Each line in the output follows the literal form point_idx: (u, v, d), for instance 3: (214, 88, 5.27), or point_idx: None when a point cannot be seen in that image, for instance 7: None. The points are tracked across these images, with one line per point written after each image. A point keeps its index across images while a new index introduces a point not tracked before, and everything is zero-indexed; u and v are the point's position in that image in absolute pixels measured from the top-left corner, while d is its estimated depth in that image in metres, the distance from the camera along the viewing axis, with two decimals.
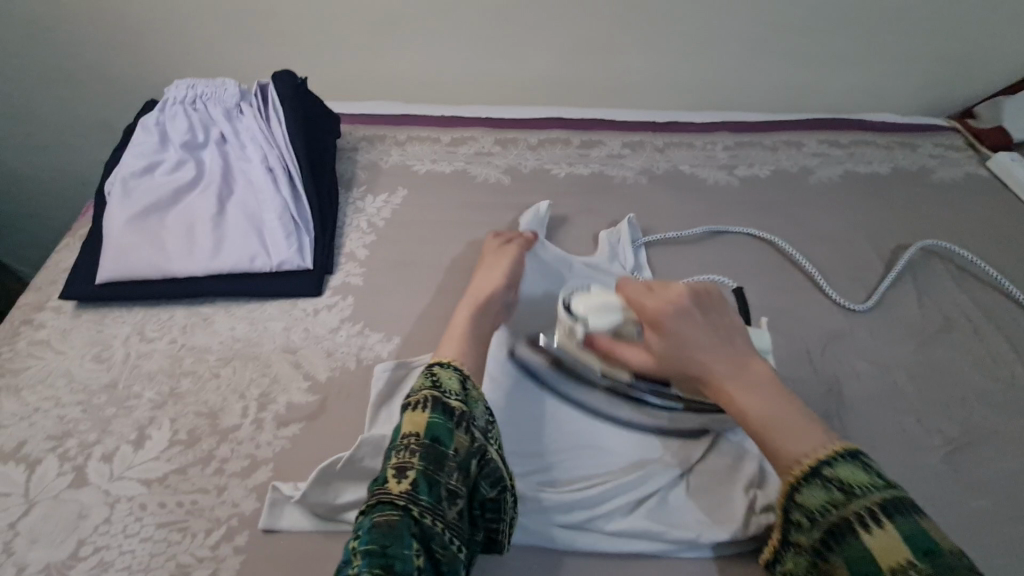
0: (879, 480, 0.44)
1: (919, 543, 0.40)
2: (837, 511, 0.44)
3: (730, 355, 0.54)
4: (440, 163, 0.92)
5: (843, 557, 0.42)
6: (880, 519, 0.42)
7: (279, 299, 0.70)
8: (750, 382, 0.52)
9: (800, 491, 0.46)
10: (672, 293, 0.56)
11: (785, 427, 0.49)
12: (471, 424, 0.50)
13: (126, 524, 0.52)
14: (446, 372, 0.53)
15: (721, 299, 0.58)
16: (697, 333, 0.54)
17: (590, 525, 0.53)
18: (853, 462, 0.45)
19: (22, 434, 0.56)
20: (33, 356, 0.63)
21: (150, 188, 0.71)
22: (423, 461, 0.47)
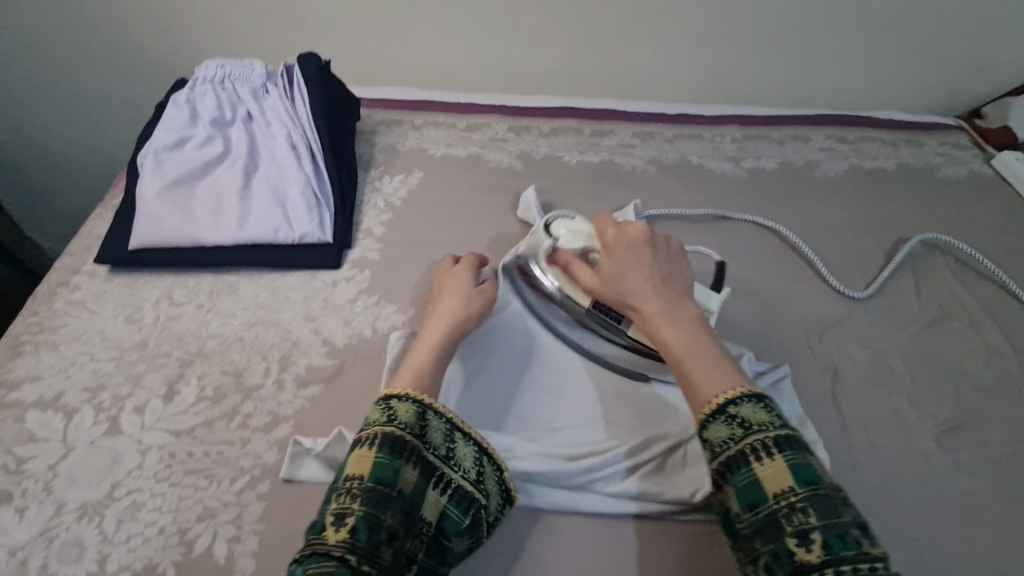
0: (777, 418, 0.46)
1: (805, 475, 0.43)
2: (735, 444, 0.45)
3: (670, 292, 0.56)
4: (455, 147, 0.95)
5: (735, 486, 0.44)
6: (772, 451, 0.44)
7: (300, 271, 0.74)
8: (678, 316, 0.54)
9: (706, 425, 0.47)
10: (632, 229, 0.60)
11: (698, 360, 0.51)
12: (423, 459, 0.46)
13: (156, 470, 0.55)
14: (402, 403, 0.49)
15: (681, 252, 0.61)
16: (640, 264, 0.57)
17: (591, 486, 0.57)
18: (757, 401, 0.47)
19: (60, 385, 0.60)
20: (69, 315, 0.66)
21: (180, 161, 0.75)
22: (367, 504, 0.42)
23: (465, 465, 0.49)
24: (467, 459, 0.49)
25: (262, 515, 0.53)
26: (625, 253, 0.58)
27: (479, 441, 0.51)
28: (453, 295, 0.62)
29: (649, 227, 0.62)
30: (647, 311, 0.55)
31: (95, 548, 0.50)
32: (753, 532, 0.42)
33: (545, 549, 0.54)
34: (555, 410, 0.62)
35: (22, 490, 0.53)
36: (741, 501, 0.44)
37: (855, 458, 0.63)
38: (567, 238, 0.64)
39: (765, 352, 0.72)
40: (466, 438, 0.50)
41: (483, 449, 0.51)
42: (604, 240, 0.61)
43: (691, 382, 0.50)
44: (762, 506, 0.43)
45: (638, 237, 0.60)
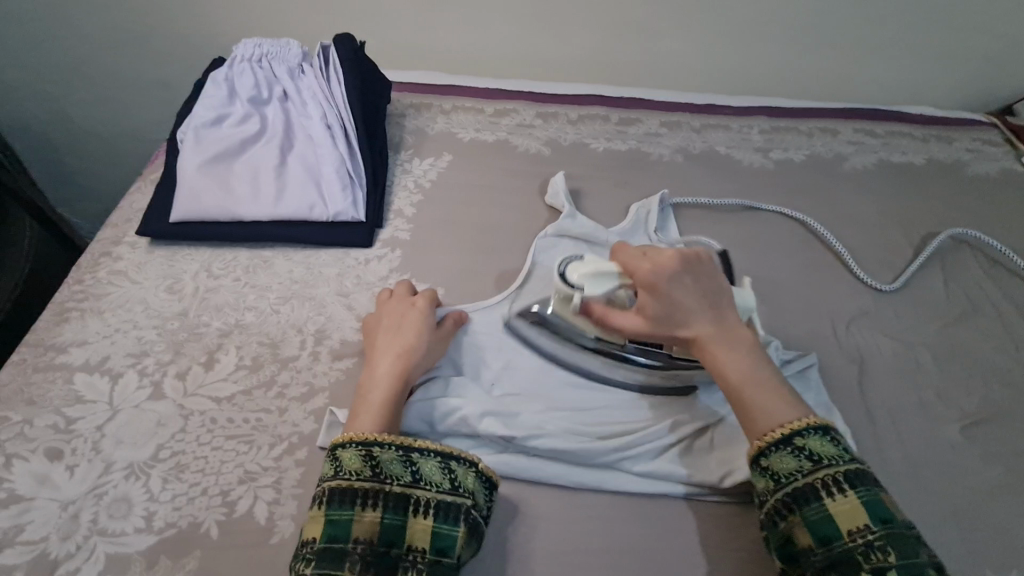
0: (845, 453, 0.49)
1: (878, 513, 0.45)
2: (803, 477, 0.48)
3: (718, 320, 0.57)
4: (484, 132, 0.95)
5: (806, 520, 0.46)
6: (844, 488, 0.47)
7: (332, 248, 0.75)
8: (731, 343, 0.56)
9: (770, 455, 0.50)
10: (665, 258, 0.58)
11: (761, 394, 0.53)
12: (373, 499, 0.48)
13: (198, 434, 0.57)
14: (345, 452, 0.50)
15: (713, 266, 0.61)
16: (689, 294, 0.57)
17: (618, 465, 0.57)
18: (824, 435, 0.49)
19: (105, 350, 0.62)
20: (113, 284, 0.68)
21: (219, 138, 0.76)
22: (320, 566, 0.45)
23: (435, 480, 0.50)
24: (434, 474, 0.51)
25: (300, 480, 0.55)
26: (667, 286, 0.57)
27: (440, 451, 0.52)
28: (405, 331, 0.61)
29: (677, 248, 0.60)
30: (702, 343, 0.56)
31: (142, 505, 0.52)
32: (826, 566, 0.44)
33: (574, 523, 0.55)
34: (582, 393, 0.63)
35: (71, 448, 0.55)
36: (811, 535, 0.46)
37: (881, 447, 0.63)
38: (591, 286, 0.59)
39: (791, 341, 0.72)
40: (425, 454, 0.52)
41: (446, 457, 0.52)
42: (639, 277, 0.58)
43: (752, 413, 0.52)
44: (836, 542, 0.45)
45: (674, 265, 0.58)
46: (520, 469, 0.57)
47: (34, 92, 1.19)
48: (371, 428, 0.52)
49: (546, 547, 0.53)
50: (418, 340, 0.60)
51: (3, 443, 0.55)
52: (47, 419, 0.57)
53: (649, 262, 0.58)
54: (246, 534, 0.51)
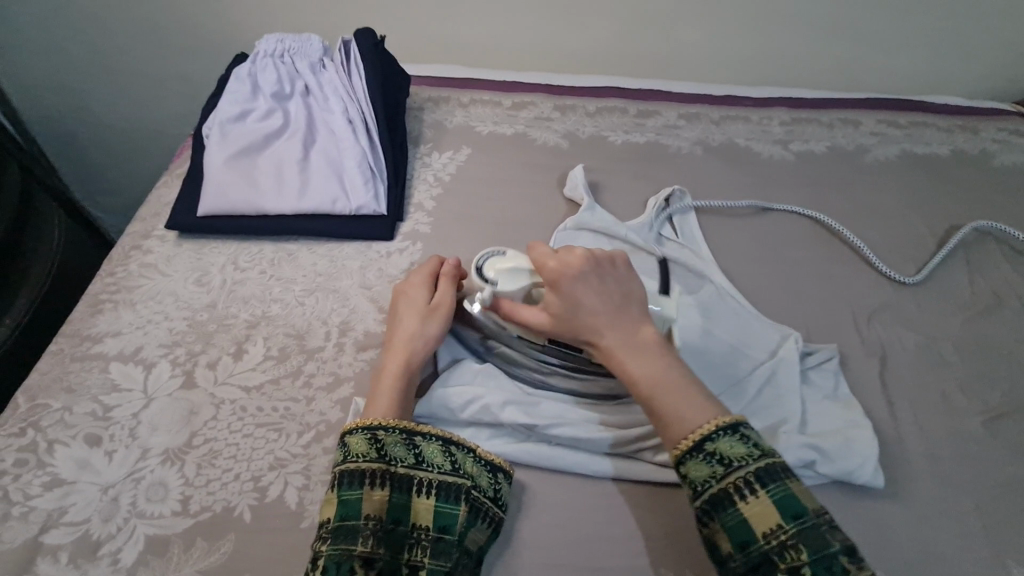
0: (754, 449, 0.49)
1: (790, 508, 0.46)
2: (717, 483, 0.48)
3: (627, 320, 0.56)
4: (502, 125, 0.96)
5: (723, 526, 0.47)
6: (756, 489, 0.47)
7: (355, 241, 0.76)
8: (639, 345, 0.55)
9: (686, 462, 0.49)
10: (572, 259, 0.58)
11: (670, 396, 0.52)
12: (383, 480, 0.50)
13: (229, 421, 0.59)
14: (353, 437, 0.52)
15: (624, 265, 0.60)
16: (596, 295, 0.56)
17: (638, 455, 0.58)
18: (733, 434, 0.49)
19: (139, 341, 0.64)
20: (143, 276, 0.70)
21: (244, 133, 0.78)
22: (336, 542, 0.46)
23: (437, 462, 0.52)
24: (436, 456, 0.53)
25: (328, 468, 0.56)
26: (574, 287, 0.56)
27: (442, 435, 0.54)
28: (404, 322, 0.61)
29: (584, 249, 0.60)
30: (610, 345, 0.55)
31: (177, 489, 0.54)
32: (746, 570, 0.45)
33: (594, 511, 0.56)
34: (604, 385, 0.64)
35: (109, 434, 0.57)
36: (731, 542, 0.46)
37: (902, 440, 0.63)
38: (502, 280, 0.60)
39: (811, 334, 0.72)
40: (427, 437, 0.53)
41: (447, 440, 0.54)
42: (546, 278, 0.57)
43: (663, 417, 0.51)
44: (753, 545, 0.45)
45: (580, 263, 0.58)
46: (542, 458, 0.58)
47: (61, 88, 1.21)
48: (375, 413, 0.54)
49: (566, 535, 0.54)
50: (415, 323, 0.60)
51: (44, 429, 0.57)
52: (85, 406, 0.59)
53: (557, 262, 0.58)
54: (277, 518, 0.53)
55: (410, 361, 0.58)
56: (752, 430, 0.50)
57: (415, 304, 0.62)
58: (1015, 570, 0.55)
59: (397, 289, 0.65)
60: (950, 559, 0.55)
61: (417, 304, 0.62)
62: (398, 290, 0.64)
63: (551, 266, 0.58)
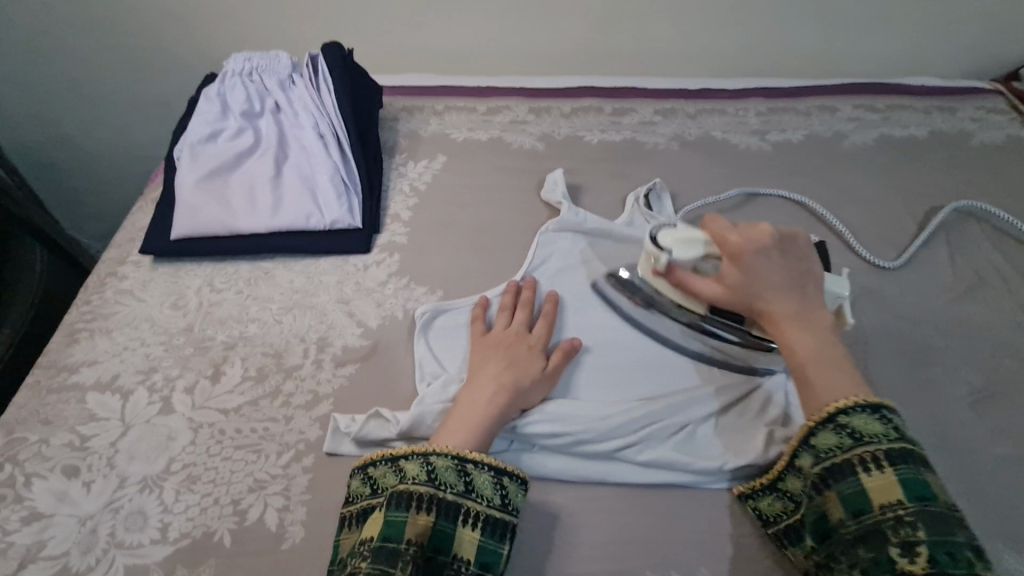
0: (892, 431, 0.47)
1: (916, 490, 0.44)
2: (842, 452, 0.48)
3: (801, 299, 0.54)
4: (477, 131, 0.95)
5: (839, 493, 0.47)
6: (882, 465, 0.46)
7: (332, 256, 0.76)
8: (809, 319, 0.53)
9: (816, 431, 0.50)
10: (759, 233, 0.55)
11: (824, 370, 0.51)
12: (431, 503, 0.48)
13: (208, 445, 0.58)
14: (408, 461, 0.51)
15: (808, 243, 0.57)
16: (774, 274, 0.54)
17: (619, 456, 0.58)
18: (872, 413, 0.48)
19: (115, 368, 0.64)
20: (119, 303, 0.70)
21: (215, 153, 0.77)
22: (376, 561, 0.45)
23: (487, 494, 0.50)
24: (486, 487, 0.50)
25: (308, 487, 0.56)
26: (756, 262, 0.54)
27: (493, 463, 0.51)
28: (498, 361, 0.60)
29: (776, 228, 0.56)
30: (779, 319, 0.53)
31: (156, 517, 0.54)
32: (856, 537, 0.45)
33: (581, 516, 0.56)
34: (587, 386, 0.63)
35: (87, 465, 0.57)
36: (845, 508, 0.46)
37: None
38: (680, 251, 0.60)
39: None
40: (479, 464, 0.51)
41: (499, 471, 0.51)
42: (726, 247, 0.55)
43: (812, 392, 0.51)
44: (867, 514, 0.45)
45: (768, 237, 0.55)
46: (523, 462, 0.58)
47: (41, 118, 1.21)
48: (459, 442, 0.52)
49: (555, 543, 0.54)
50: (524, 367, 0.60)
51: (22, 463, 0.57)
52: (62, 437, 0.59)
53: (740, 234, 0.55)
54: (257, 542, 0.52)
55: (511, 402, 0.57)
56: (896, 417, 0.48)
57: (525, 351, 0.61)
58: (1006, 555, 0.54)
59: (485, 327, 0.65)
60: None
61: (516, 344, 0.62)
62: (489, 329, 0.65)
63: (735, 241, 0.55)
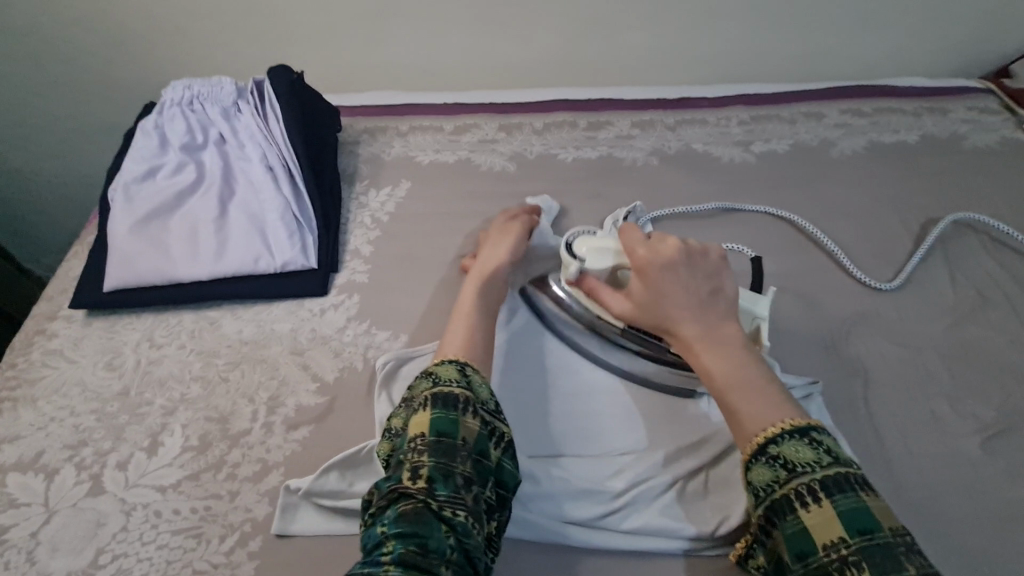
0: (825, 456, 0.41)
1: (856, 522, 0.38)
2: (779, 488, 0.41)
3: (712, 316, 0.51)
4: (443, 153, 0.89)
5: (783, 534, 0.40)
6: (819, 497, 0.39)
7: (286, 300, 0.69)
8: (719, 341, 0.50)
9: (750, 469, 0.43)
10: (665, 246, 0.54)
11: (744, 392, 0.47)
12: (477, 410, 0.46)
13: (142, 531, 0.52)
14: (443, 366, 0.49)
15: (723, 262, 0.55)
16: (680, 288, 0.52)
17: (604, 523, 0.53)
18: (801, 438, 0.42)
19: (39, 444, 0.57)
20: (47, 366, 0.63)
21: (152, 193, 0.71)
22: (434, 456, 0.42)
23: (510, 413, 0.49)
24: None
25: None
26: (663, 275, 0.53)
27: None
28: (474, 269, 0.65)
29: (683, 240, 0.55)
30: (690, 341, 0.51)
31: None
32: None
33: None
34: (567, 439, 0.58)
35: (3, 562, 0.50)
36: (789, 551, 0.40)
37: (893, 470, 0.58)
38: (592, 259, 0.59)
39: (789, 358, 0.66)
40: None
41: None
42: (634, 261, 0.55)
43: (738, 422, 0.46)
44: (812, 557, 0.38)
45: (675, 247, 0.54)
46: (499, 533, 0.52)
47: None
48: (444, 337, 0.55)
49: None
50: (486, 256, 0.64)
51: None
52: None
53: (646, 247, 0.55)
54: None
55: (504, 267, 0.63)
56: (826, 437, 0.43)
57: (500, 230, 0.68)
58: None
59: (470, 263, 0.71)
60: None
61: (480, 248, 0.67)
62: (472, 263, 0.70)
63: (641, 253, 0.54)
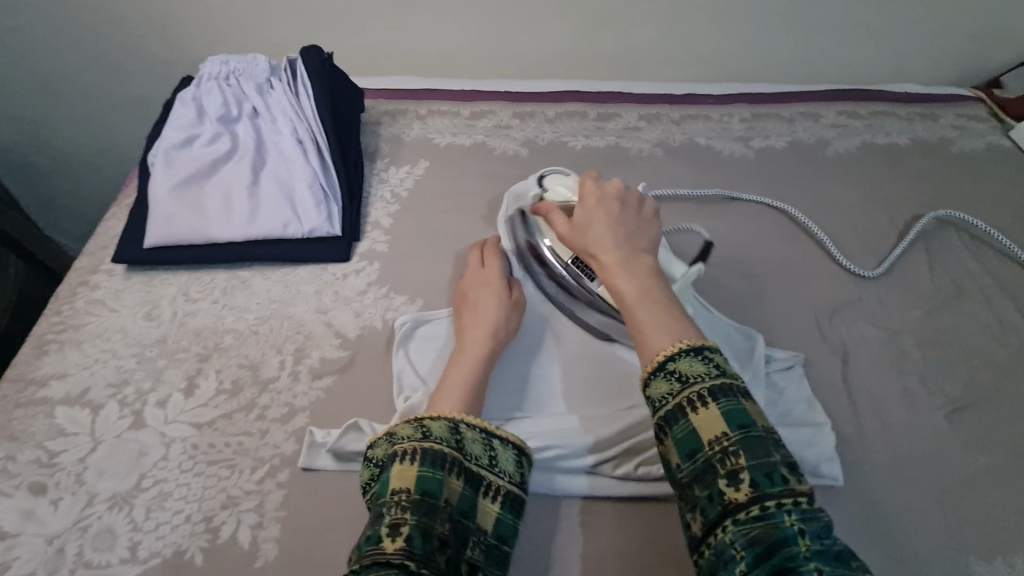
0: (713, 368, 0.47)
1: (737, 419, 0.44)
2: (673, 398, 0.47)
3: (632, 248, 0.58)
4: (460, 136, 0.94)
5: (674, 439, 0.46)
6: (706, 401, 0.46)
7: (311, 264, 0.75)
8: (634, 266, 0.56)
9: (649, 382, 0.49)
10: (607, 186, 0.62)
11: (648, 311, 0.53)
12: (463, 469, 0.48)
13: (181, 461, 0.57)
14: (434, 421, 0.50)
15: (654, 212, 0.63)
16: (611, 222, 0.59)
17: (597, 470, 0.58)
18: (695, 355, 0.48)
19: (85, 381, 0.63)
20: (91, 313, 0.68)
21: (190, 159, 0.76)
22: (417, 514, 0.44)
23: (507, 470, 0.50)
24: (508, 465, 0.51)
25: (283, 503, 0.55)
26: (599, 209, 0.61)
27: (516, 441, 0.52)
28: (477, 313, 0.64)
29: (624, 186, 0.63)
30: (609, 265, 0.57)
31: (125, 536, 0.53)
32: (692, 479, 0.44)
33: (557, 530, 0.56)
34: (564, 396, 0.64)
35: (55, 482, 0.56)
36: (679, 453, 0.45)
37: (864, 436, 0.63)
38: (557, 193, 0.66)
39: (775, 336, 0.72)
40: (503, 441, 0.51)
41: (519, 450, 0.52)
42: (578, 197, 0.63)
43: (641, 336, 0.52)
44: (700, 453, 0.44)
45: (613, 193, 0.62)
46: None
47: (13, 118, 1.18)
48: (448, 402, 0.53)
49: (529, 557, 0.54)
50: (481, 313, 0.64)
51: None
52: (30, 454, 0.57)
53: (592, 187, 0.63)
54: (230, 560, 0.52)
55: (495, 338, 0.62)
56: (717, 356, 0.49)
57: (504, 276, 0.68)
58: (977, 565, 0.55)
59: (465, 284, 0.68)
60: (913, 558, 0.55)
61: (482, 292, 0.66)
62: (467, 285, 0.68)
63: (587, 191, 0.62)
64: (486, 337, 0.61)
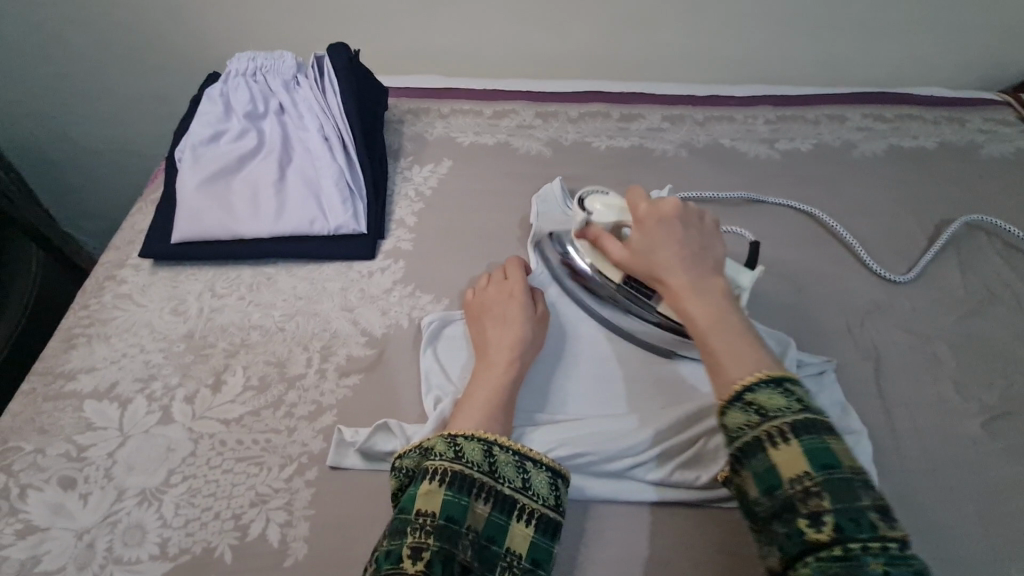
0: (795, 403, 0.46)
1: (821, 459, 0.42)
2: (752, 430, 0.45)
3: (699, 269, 0.56)
4: (483, 135, 0.94)
5: (751, 472, 0.45)
6: (787, 437, 0.44)
7: (336, 262, 0.74)
8: (704, 290, 0.54)
9: (724, 411, 0.48)
10: (665, 205, 0.59)
11: (720, 337, 0.51)
12: (492, 495, 0.48)
13: (209, 457, 0.57)
14: (466, 441, 0.50)
15: (716, 231, 0.60)
16: (674, 241, 0.57)
17: (630, 474, 0.57)
18: (776, 387, 0.47)
19: (113, 376, 0.62)
20: (118, 308, 0.68)
21: (217, 154, 0.76)
22: (439, 540, 0.44)
23: (542, 493, 0.49)
24: (542, 486, 0.50)
25: (312, 501, 0.55)
26: (659, 228, 0.58)
27: (552, 465, 0.51)
28: (498, 330, 0.62)
29: (683, 203, 0.60)
30: (676, 287, 0.55)
31: (155, 532, 0.52)
32: (770, 516, 0.43)
33: (588, 534, 0.55)
34: (593, 399, 0.63)
35: (84, 476, 0.55)
36: (756, 487, 0.44)
37: (898, 443, 0.62)
38: (601, 213, 0.65)
39: (806, 340, 0.71)
40: (539, 463, 0.51)
41: (555, 473, 0.51)
42: (635, 215, 0.60)
43: (716, 364, 0.50)
44: (779, 490, 0.43)
45: (672, 210, 0.59)
46: None
47: (34, 113, 1.19)
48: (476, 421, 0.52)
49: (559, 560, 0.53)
50: (504, 327, 0.62)
51: (17, 474, 0.55)
52: (59, 447, 0.57)
53: (648, 203, 0.60)
54: (259, 558, 0.51)
55: (519, 355, 0.60)
56: (798, 388, 0.47)
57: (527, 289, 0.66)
58: None
59: (482, 298, 0.66)
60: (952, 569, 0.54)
61: (505, 305, 0.64)
62: (486, 298, 0.66)
63: (643, 209, 0.60)
64: (507, 353, 0.59)
